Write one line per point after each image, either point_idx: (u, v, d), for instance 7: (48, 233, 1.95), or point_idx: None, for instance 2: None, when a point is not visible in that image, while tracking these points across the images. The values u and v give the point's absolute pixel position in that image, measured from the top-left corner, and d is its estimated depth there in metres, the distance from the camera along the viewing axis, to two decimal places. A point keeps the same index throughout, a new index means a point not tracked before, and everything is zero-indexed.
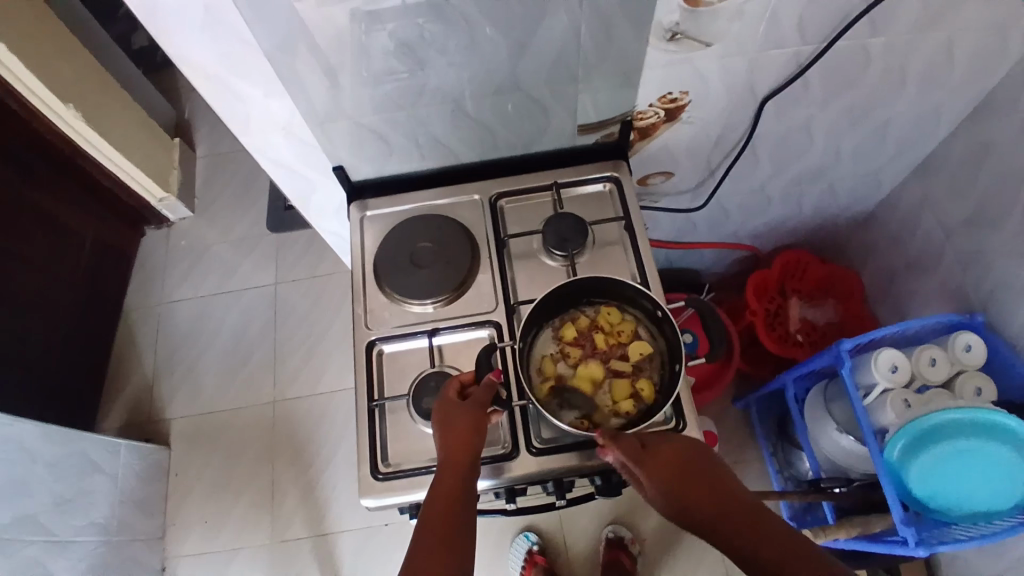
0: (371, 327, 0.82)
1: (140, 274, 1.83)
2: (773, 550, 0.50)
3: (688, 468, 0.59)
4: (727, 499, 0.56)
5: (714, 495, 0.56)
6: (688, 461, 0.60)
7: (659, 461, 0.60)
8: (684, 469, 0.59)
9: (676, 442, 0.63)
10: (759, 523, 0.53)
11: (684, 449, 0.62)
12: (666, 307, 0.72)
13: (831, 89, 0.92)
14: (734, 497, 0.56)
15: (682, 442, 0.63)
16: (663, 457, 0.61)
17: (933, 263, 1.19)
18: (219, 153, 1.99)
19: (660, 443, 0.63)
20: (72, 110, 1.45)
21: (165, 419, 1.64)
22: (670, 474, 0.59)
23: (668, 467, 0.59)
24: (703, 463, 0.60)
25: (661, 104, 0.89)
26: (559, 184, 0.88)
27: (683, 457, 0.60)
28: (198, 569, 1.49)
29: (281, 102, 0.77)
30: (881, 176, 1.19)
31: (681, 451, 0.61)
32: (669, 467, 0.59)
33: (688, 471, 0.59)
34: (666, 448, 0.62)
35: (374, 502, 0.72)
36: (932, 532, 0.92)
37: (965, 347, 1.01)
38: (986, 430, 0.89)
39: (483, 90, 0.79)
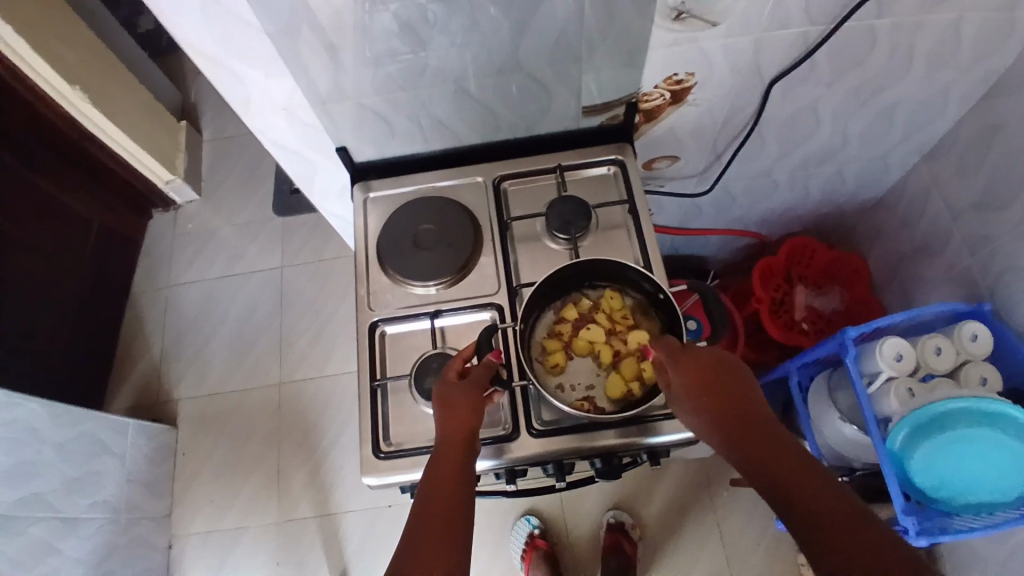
0: (373, 308, 0.82)
1: (148, 256, 1.84)
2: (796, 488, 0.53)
3: (725, 391, 0.61)
4: (762, 430, 0.58)
5: (748, 425, 0.59)
6: (726, 379, 0.61)
7: (698, 378, 0.62)
8: (722, 391, 0.61)
9: (716, 354, 0.63)
10: (790, 459, 0.55)
11: (724, 365, 0.63)
12: (666, 289, 0.72)
13: (839, 71, 0.91)
14: (769, 429, 0.58)
15: (724, 356, 0.64)
16: (700, 374, 0.62)
17: (942, 250, 1.17)
18: (225, 137, 1.99)
19: (700, 354, 0.63)
20: (79, 92, 1.46)
21: (173, 400, 1.66)
22: (707, 398, 0.61)
23: (704, 381, 0.62)
24: (741, 385, 0.61)
25: (666, 85, 0.87)
26: (563, 167, 0.88)
27: (720, 374, 0.62)
28: (206, 548, 1.51)
29: (281, 83, 0.77)
30: (889, 162, 1.18)
31: (720, 368, 0.62)
32: (705, 383, 0.62)
33: (725, 394, 0.61)
34: (705, 358, 0.63)
35: (376, 481, 0.73)
36: (934, 521, 0.91)
37: (971, 337, 1.00)
38: (989, 419, 0.89)
39: (486, 70, 0.78)
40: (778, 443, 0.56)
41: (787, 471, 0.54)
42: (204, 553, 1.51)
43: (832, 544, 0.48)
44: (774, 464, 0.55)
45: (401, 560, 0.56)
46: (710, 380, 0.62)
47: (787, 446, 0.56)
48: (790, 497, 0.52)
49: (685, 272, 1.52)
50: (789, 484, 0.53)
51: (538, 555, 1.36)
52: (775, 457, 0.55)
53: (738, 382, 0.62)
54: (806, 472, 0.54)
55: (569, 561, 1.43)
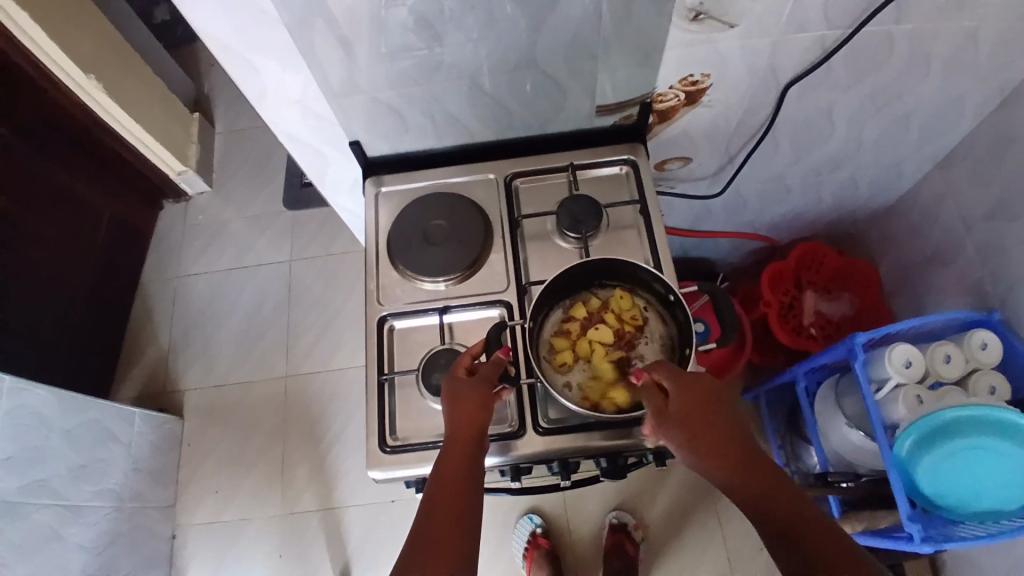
0: (383, 302, 0.82)
1: (158, 246, 1.85)
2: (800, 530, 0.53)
3: (717, 424, 0.60)
4: (759, 467, 0.58)
5: (745, 462, 0.58)
6: (719, 412, 0.61)
7: (694, 411, 0.61)
8: (714, 425, 0.60)
9: (705, 382, 0.63)
10: (789, 500, 0.55)
11: (717, 397, 0.62)
12: (678, 291, 0.71)
13: (855, 75, 0.90)
14: (764, 465, 0.58)
15: (711, 383, 0.63)
16: (692, 406, 0.61)
17: (954, 258, 1.17)
18: (238, 129, 2.00)
19: (690, 382, 0.62)
20: (93, 80, 1.46)
21: (180, 390, 1.67)
22: (703, 433, 0.60)
23: (699, 414, 0.61)
24: (734, 418, 0.61)
25: (681, 86, 0.87)
26: (575, 165, 0.88)
27: (715, 406, 0.61)
28: (209, 538, 1.52)
29: (297, 75, 0.77)
30: (903, 168, 1.17)
31: (710, 399, 0.61)
32: (700, 415, 0.60)
33: (718, 429, 0.60)
34: (698, 390, 0.62)
35: (381, 474, 0.73)
36: (939, 529, 0.90)
37: (980, 345, 0.99)
38: (996, 428, 0.88)
39: (501, 66, 0.78)
40: (774, 482, 0.57)
41: (787, 514, 0.54)
42: (207, 543, 1.52)
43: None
44: (775, 508, 0.55)
45: (407, 558, 0.56)
46: (702, 413, 0.61)
47: (783, 485, 0.56)
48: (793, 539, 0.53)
49: (694, 274, 1.52)
50: (793, 527, 0.53)
51: (539, 554, 1.37)
52: (774, 498, 0.55)
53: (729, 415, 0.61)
54: (804, 515, 0.54)
55: (570, 560, 1.43)
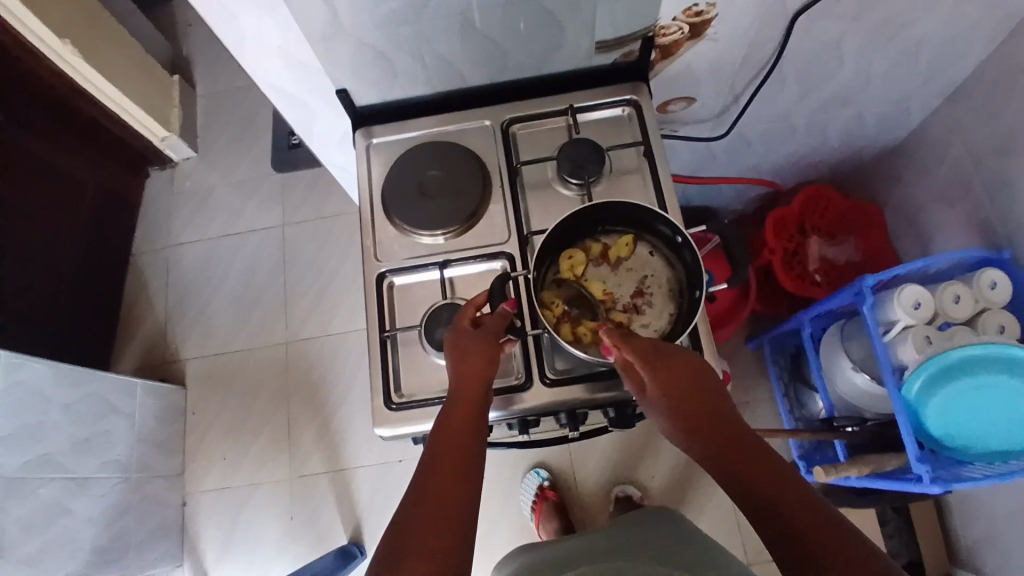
0: (380, 259, 0.80)
1: (147, 215, 1.81)
2: (779, 496, 0.53)
3: (701, 402, 0.60)
4: (735, 438, 0.58)
5: (724, 434, 0.59)
6: (694, 386, 0.61)
7: (672, 385, 0.60)
8: (700, 402, 0.60)
9: (688, 356, 0.62)
10: (764, 467, 0.55)
11: (693, 372, 0.61)
12: (686, 233, 0.68)
13: (865, 1, 0.85)
14: (741, 436, 0.58)
15: (695, 359, 0.62)
16: (672, 385, 0.60)
17: (961, 196, 1.13)
18: (220, 91, 1.93)
19: (671, 358, 0.61)
20: (68, 46, 1.41)
21: (180, 359, 1.66)
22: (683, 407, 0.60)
23: (679, 387, 0.60)
24: (709, 392, 0.61)
25: (684, 18, 0.82)
26: (575, 108, 0.84)
27: (690, 380, 0.61)
28: (219, 503, 1.54)
29: (274, 20, 0.72)
30: (912, 104, 1.12)
31: (694, 376, 0.61)
32: (680, 388, 0.60)
33: (703, 407, 0.60)
34: (676, 362, 0.61)
35: (388, 431, 0.72)
36: (948, 469, 0.90)
37: (990, 285, 0.97)
38: (1010, 367, 0.86)
39: (493, 2, 0.73)
40: (759, 460, 0.56)
41: (767, 483, 0.54)
42: (218, 508, 1.53)
43: (821, 559, 0.49)
44: (755, 477, 0.55)
45: (406, 514, 0.54)
46: (686, 390, 0.60)
47: (768, 463, 0.56)
48: (777, 515, 0.52)
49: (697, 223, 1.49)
50: (773, 494, 0.53)
51: (547, 506, 1.38)
52: (754, 468, 0.55)
53: (716, 391, 0.61)
54: (782, 482, 0.54)
55: (575, 509, 1.44)
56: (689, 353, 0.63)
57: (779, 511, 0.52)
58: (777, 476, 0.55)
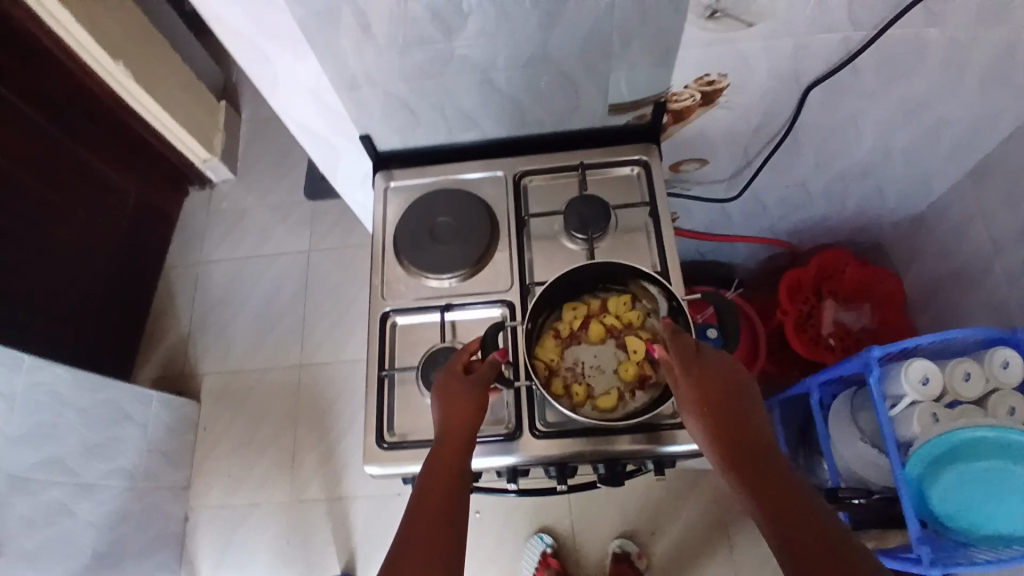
0: (387, 297, 0.82)
1: (182, 232, 1.89)
2: (793, 518, 0.50)
3: (733, 412, 0.58)
4: (761, 451, 0.56)
5: (750, 444, 0.56)
6: (731, 394, 0.59)
7: (705, 387, 0.59)
8: (733, 414, 0.58)
9: (729, 366, 0.61)
10: (785, 486, 0.53)
11: (733, 380, 0.60)
12: (682, 298, 0.70)
13: (882, 79, 0.86)
14: (768, 450, 0.56)
15: (737, 370, 0.61)
16: (705, 389, 0.59)
17: (981, 273, 1.12)
18: (263, 119, 2.02)
19: (711, 365, 0.61)
20: (122, 68, 1.50)
21: (197, 374, 1.70)
22: (712, 411, 0.59)
23: (713, 391, 0.59)
24: (745, 402, 0.59)
25: (697, 86, 0.85)
26: (586, 165, 0.86)
27: (727, 387, 0.60)
28: (219, 521, 1.55)
29: (306, 66, 0.77)
30: (932, 176, 1.12)
31: (732, 387, 0.59)
32: (713, 392, 0.59)
33: (734, 418, 0.58)
34: (716, 368, 0.60)
35: (377, 469, 0.73)
36: (950, 553, 0.86)
37: (1002, 364, 0.94)
38: (1012, 453, 0.84)
39: (512, 63, 0.77)
40: (784, 481, 0.53)
41: (784, 502, 0.52)
42: (216, 526, 1.55)
43: None
44: (774, 493, 0.52)
45: (396, 556, 0.55)
46: (719, 398, 0.59)
47: (791, 486, 0.53)
48: (790, 540, 0.50)
49: (711, 278, 1.49)
50: (789, 515, 0.51)
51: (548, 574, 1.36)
52: (772, 484, 0.53)
53: (753, 404, 0.59)
54: (801, 507, 0.51)
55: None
56: (734, 363, 0.62)
57: (794, 536, 0.50)
58: (798, 502, 0.52)
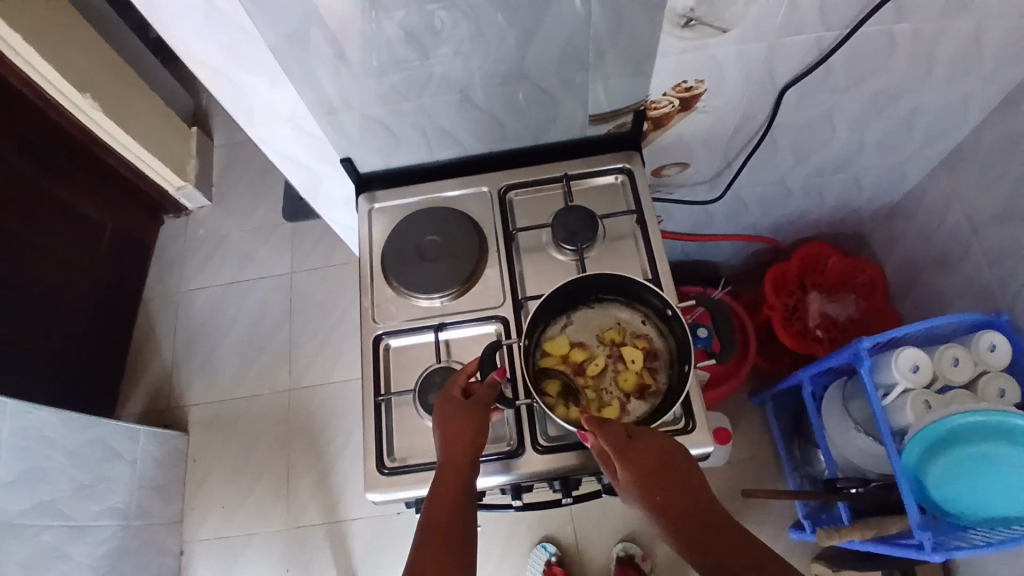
0: (378, 320, 0.81)
1: (159, 261, 1.86)
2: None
3: (679, 490, 0.56)
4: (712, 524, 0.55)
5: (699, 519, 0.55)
6: (667, 470, 0.57)
7: (643, 471, 0.57)
8: (674, 487, 0.56)
9: (661, 441, 0.59)
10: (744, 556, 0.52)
11: (666, 456, 0.58)
12: (676, 306, 0.70)
13: (854, 76, 0.88)
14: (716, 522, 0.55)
15: (667, 443, 0.59)
16: (642, 470, 0.57)
17: (960, 258, 1.15)
18: (236, 142, 2.00)
19: (645, 446, 0.58)
20: (90, 100, 1.46)
21: (184, 405, 1.67)
22: (656, 492, 0.56)
23: (646, 472, 0.57)
24: (683, 473, 0.57)
25: (675, 93, 0.86)
26: (570, 176, 0.86)
27: (660, 463, 0.57)
28: (215, 553, 1.52)
29: (283, 92, 0.76)
30: (908, 166, 1.14)
31: (670, 462, 0.58)
32: (651, 473, 0.57)
33: (677, 493, 0.56)
34: (645, 448, 0.58)
35: (380, 496, 0.72)
36: (950, 536, 0.88)
37: (988, 348, 0.97)
38: (1002, 434, 0.86)
39: (491, 79, 0.77)
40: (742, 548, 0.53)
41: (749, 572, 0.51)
42: (212, 558, 1.51)
43: None
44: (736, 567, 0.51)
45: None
46: (660, 476, 0.57)
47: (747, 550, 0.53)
48: None
49: (697, 278, 1.50)
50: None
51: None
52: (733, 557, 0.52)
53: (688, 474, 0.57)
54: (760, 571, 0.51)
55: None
56: (661, 436, 0.60)
57: None
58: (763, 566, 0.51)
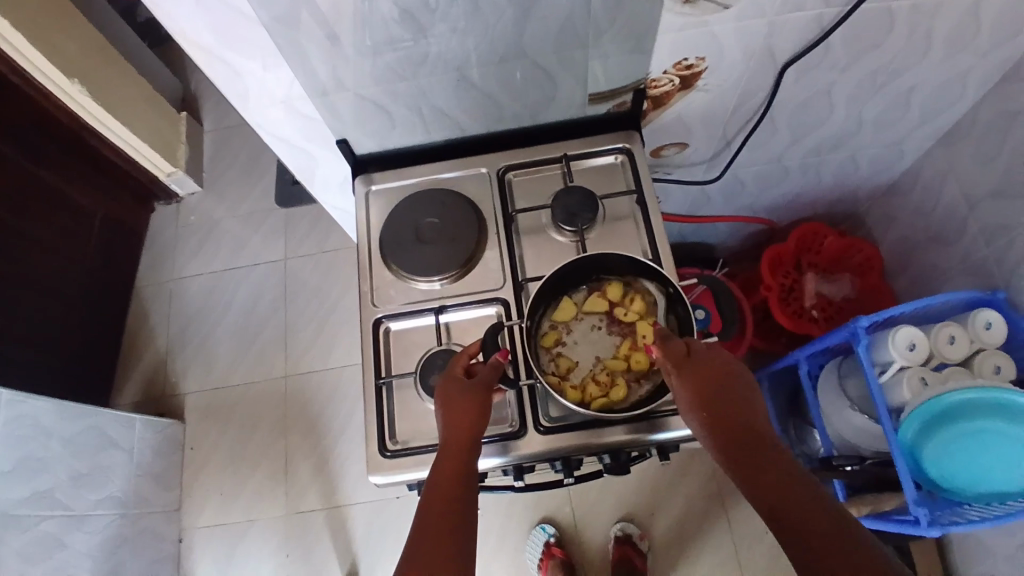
0: (377, 304, 0.81)
1: (151, 248, 1.83)
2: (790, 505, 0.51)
3: (732, 409, 0.58)
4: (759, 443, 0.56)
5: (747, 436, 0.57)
6: (725, 388, 0.60)
7: (701, 384, 0.60)
8: (727, 404, 0.59)
9: (724, 365, 0.61)
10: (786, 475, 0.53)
11: (728, 375, 0.60)
12: (679, 284, 0.69)
13: (854, 53, 0.87)
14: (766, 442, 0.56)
15: (732, 365, 0.61)
16: (701, 385, 0.60)
17: (956, 237, 1.15)
18: (226, 127, 1.97)
19: (705, 365, 0.61)
20: (78, 85, 1.43)
21: (179, 393, 1.66)
22: (709, 405, 0.59)
23: (705, 386, 0.60)
24: (742, 392, 0.60)
25: (675, 71, 0.85)
26: (569, 156, 0.86)
27: (719, 381, 0.60)
28: (214, 540, 1.52)
29: (277, 74, 0.75)
30: (905, 145, 1.14)
31: (729, 381, 0.60)
32: (707, 387, 0.60)
33: (731, 408, 0.59)
34: (708, 364, 0.61)
35: (382, 479, 0.72)
36: (944, 512, 0.90)
37: (985, 326, 0.97)
38: (999, 411, 0.87)
39: (489, 58, 0.76)
40: (787, 477, 0.53)
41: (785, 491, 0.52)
42: (211, 546, 1.52)
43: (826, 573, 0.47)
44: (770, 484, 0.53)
45: (409, 552, 0.55)
46: (717, 392, 0.59)
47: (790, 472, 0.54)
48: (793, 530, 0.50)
49: (694, 260, 1.50)
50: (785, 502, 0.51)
51: (553, 564, 1.36)
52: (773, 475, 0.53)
53: (746, 393, 0.60)
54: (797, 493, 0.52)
55: (583, 570, 1.42)
56: (726, 356, 0.62)
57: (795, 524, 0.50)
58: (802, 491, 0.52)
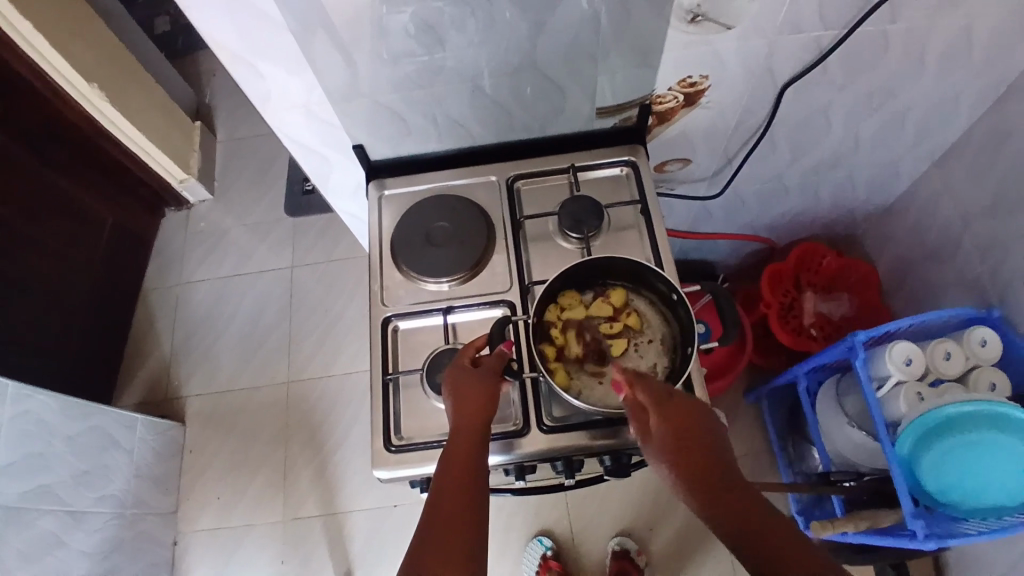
0: (387, 303, 0.83)
1: (160, 254, 1.86)
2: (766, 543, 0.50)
3: (702, 449, 0.57)
4: (729, 482, 0.55)
5: (717, 476, 0.55)
6: (694, 429, 0.58)
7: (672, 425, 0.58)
8: (698, 443, 0.57)
9: (693, 405, 0.60)
10: (757, 512, 0.53)
11: (694, 416, 0.59)
12: (682, 291, 0.72)
13: (849, 75, 0.91)
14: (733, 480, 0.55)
15: (698, 405, 0.60)
16: (674, 426, 0.58)
17: (952, 256, 1.18)
18: (238, 138, 2.02)
19: (677, 405, 0.59)
20: (96, 90, 1.48)
21: (182, 397, 1.67)
22: (682, 447, 0.57)
23: (676, 427, 0.58)
24: (709, 431, 0.58)
25: (680, 88, 0.89)
26: (576, 167, 0.88)
27: (688, 420, 0.58)
28: (210, 546, 1.52)
29: (300, 79, 0.78)
30: (901, 167, 1.18)
31: (698, 420, 0.59)
32: (680, 429, 0.58)
33: (701, 446, 0.57)
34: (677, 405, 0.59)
35: (386, 473, 0.73)
36: (942, 526, 0.90)
37: (980, 342, 0.99)
38: (997, 424, 0.88)
39: (501, 70, 0.79)
40: (769, 520, 0.52)
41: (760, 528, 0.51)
42: (208, 551, 1.51)
43: None
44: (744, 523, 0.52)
45: (422, 536, 0.56)
46: (687, 431, 0.58)
47: (759, 508, 0.53)
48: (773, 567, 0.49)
49: (695, 276, 1.53)
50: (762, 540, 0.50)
51: None
52: (746, 514, 0.52)
53: (711, 432, 0.59)
54: (771, 529, 0.51)
55: None
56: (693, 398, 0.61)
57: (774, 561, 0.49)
58: (774, 527, 0.51)
